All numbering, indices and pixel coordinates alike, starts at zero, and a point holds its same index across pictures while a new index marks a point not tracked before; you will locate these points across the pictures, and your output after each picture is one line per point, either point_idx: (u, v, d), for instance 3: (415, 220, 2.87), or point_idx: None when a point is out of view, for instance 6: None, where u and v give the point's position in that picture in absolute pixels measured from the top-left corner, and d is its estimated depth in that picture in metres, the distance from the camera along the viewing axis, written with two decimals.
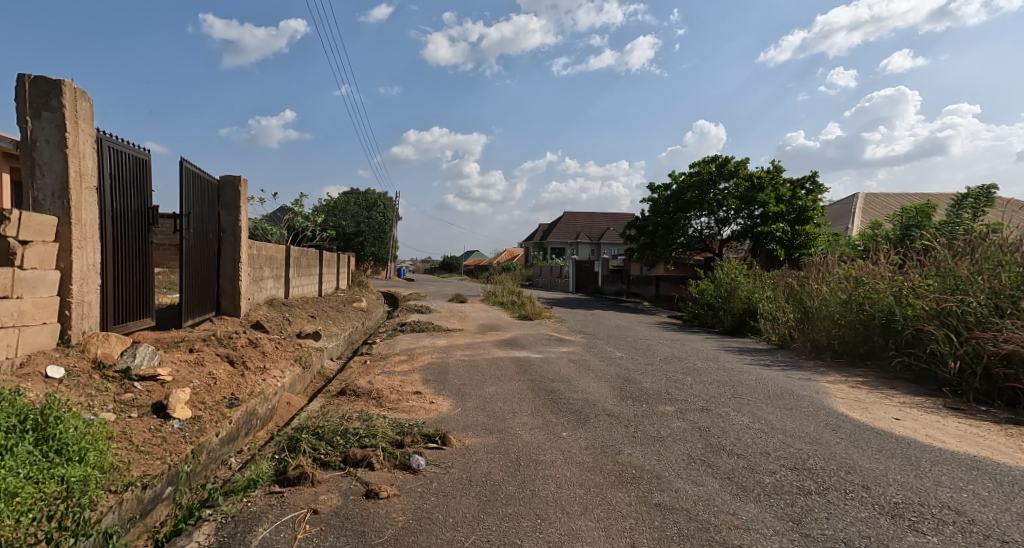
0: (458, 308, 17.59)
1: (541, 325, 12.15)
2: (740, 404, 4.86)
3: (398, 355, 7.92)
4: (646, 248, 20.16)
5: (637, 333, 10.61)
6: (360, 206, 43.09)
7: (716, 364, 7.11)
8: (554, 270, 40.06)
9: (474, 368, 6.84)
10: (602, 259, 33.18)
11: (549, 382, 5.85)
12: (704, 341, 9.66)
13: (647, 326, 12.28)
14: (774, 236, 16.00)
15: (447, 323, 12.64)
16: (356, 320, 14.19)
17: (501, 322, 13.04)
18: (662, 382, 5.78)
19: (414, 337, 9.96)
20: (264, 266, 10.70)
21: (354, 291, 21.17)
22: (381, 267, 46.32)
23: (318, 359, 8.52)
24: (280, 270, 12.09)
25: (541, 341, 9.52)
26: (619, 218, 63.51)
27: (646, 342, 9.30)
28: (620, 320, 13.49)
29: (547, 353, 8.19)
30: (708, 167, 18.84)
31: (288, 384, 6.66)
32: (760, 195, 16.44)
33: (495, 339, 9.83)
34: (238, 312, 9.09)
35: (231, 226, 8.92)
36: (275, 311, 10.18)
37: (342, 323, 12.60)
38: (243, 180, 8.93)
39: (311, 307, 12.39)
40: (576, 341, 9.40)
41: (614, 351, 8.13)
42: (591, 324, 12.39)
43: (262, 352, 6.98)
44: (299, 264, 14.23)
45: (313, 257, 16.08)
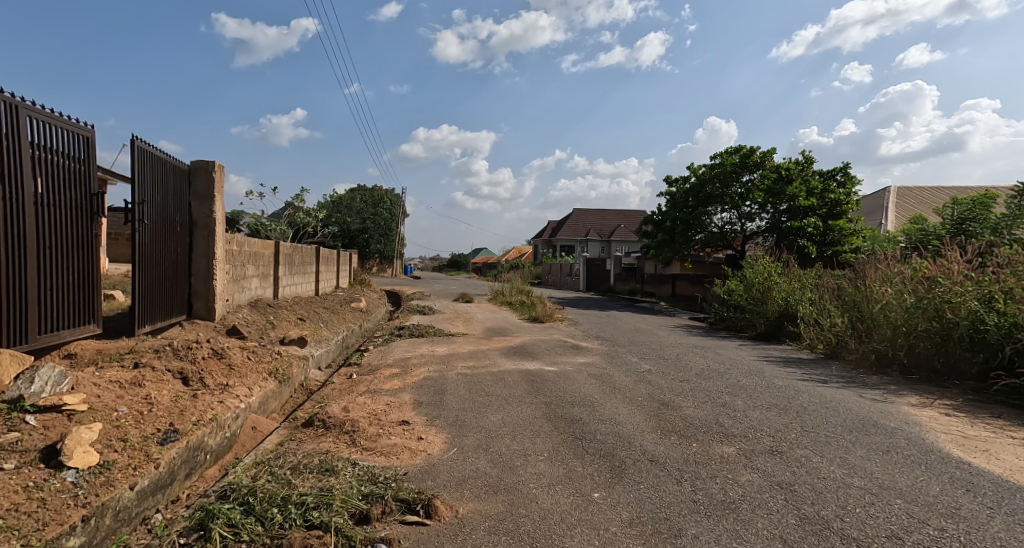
0: (465, 309, 16.55)
1: (554, 329, 11.06)
2: (817, 441, 3.77)
3: (390, 367, 6.86)
4: (663, 246, 19.01)
5: (661, 340, 9.50)
6: (365, 202, 42.11)
7: (763, 381, 6.00)
8: (564, 269, 38.92)
9: (477, 384, 5.78)
10: (614, 257, 31.99)
11: (568, 407, 4.77)
12: (738, 350, 8.54)
13: (671, 331, 11.15)
14: (805, 231, 14.64)
15: (451, 326, 11.57)
16: (353, 321, 13.17)
17: (509, 325, 11.97)
18: (707, 408, 4.70)
19: (412, 343, 8.91)
20: (247, 264, 9.71)
21: (355, 289, 20.20)
22: (388, 265, 45.36)
23: (301, 371, 7.50)
24: (268, 269, 11.10)
25: (555, 349, 8.43)
26: (630, 215, 62.24)
27: (674, 350, 8.20)
28: (639, 324, 12.38)
29: (562, 364, 7.11)
30: (731, 159, 17.64)
31: (257, 404, 5.64)
32: (789, 187, 15.14)
33: (502, 346, 8.75)
34: (212, 315, 8.11)
35: (204, 217, 7.95)
36: (258, 314, 9.18)
37: (336, 325, 11.58)
38: (217, 164, 7.97)
39: (302, 308, 11.39)
40: (594, 349, 8.31)
41: (639, 362, 7.05)
42: (609, 329, 11.28)
43: (229, 365, 5.95)
44: (292, 262, 13.24)
45: (309, 254, 15.09)
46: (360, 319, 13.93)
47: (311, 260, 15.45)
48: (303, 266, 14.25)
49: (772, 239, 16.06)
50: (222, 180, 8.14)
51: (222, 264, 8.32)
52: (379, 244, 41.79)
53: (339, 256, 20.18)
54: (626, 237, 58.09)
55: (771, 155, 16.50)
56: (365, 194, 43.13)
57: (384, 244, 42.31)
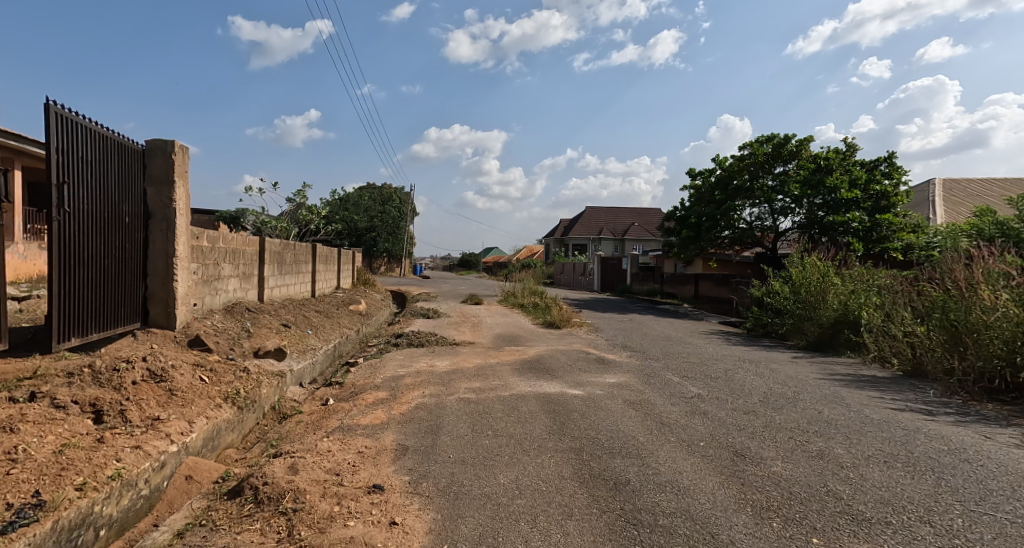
0: (473, 312, 15.31)
1: (573, 337, 9.77)
2: (1003, 537, 2.44)
3: (377, 388, 5.60)
4: (686, 245, 17.63)
5: (698, 352, 8.20)
6: (372, 201, 41.03)
7: (849, 410, 4.68)
8: (577, 268, 37.60)
9: (481, 416, 4.51)
10: (631, 256, 30.62)
11: (604, 456, 3.49)
12: (793, 364, 7.20)
13: (706, 339, 9.81)
14: (850, 227, 13.14)
15: (457, 333, 10.33)
16: (350, 326, 11.99)
17: (521, 331, 10.69)
18: (797, 460, 3.38)
19: (409, 355, 7.66)
20: (223, 261, 8.52)
21: (358, 290, 19.06)
22: (396, 266, 44.21)
23: (273, 390, 6.29)
24: (250, 268, 9.90)
25: (575, 363, 7.15)
26: (644, 213, 60.71)
27: (718, 366, 6.90)
28: (667, 330, 11.06)
29: (587, 384, 5.81)
30: (763, 150, 16.13)
31: (201, 442, 4.43)
32: (829, 177, 13.64)
33: (514, 359, 7.48)
34: (172, 323, 6.92)
35: (162, 207, 6.76)
36: (232, 322, 8.00)
37: (327, 332, 10.37)
38: (177, 143, 6.78)
39: (289, 312, 10.19)
40: (623, 364, 7.03)
41: (681, 383, 5.76)
42: (635, 336, 9.95)
43: (171, 389, 4.75)
44: (283, 260, 12.07)
45: (304, 253, 13.92)
46: (359, 324, 12.76)
47: (306, 259, 14.27)
48: (296, 264, 13.06)
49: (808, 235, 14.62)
50: (185, 163, 6.94)
51: (185, 263, 7.12)
52: (387, 243, 40.69)
53: (340, 255, 19.00)
54: (640, 235, 56.60)
55: (808, 144, 14.96)
56: (372, 192, 42.05)
57: (393, 243, 41.18)
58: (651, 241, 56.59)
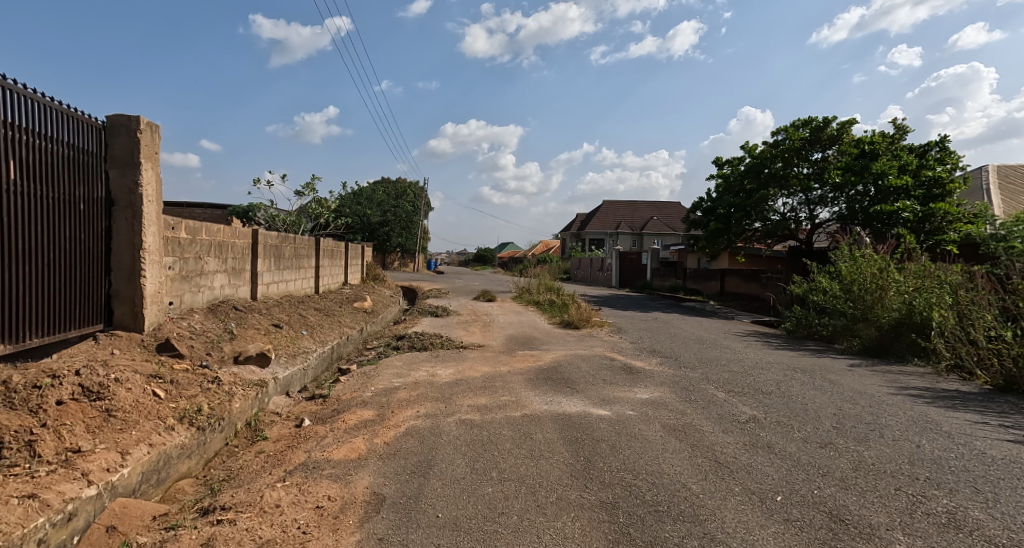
0: (486, 310, 14.41)
1: (595, 340, 8.80)
2: None
3: (364, 406, 4.71)
4: (713, 238, 16.65)
5: (739, 358, 7.20)
6: (386, 195, 40.28)
7: (954, 440, 3.68)
8: (595, 263, 36.60)
9: (484, 449, 3.59)
10: (651, 250, 29.52)
11: (649, 522, 2.55)
12: (853, 374, 6.20)
13: (743, 342, 8.80)
14: (901, 216, 11.99)
15: (466, 334, 9.44)
16: (352, 326, 11.14)
17: (536, 333, 9.78)
18: (922, 533, 2.37)
19: (409, 361, 6.78)
20: (206, 255, 7.68)
21: (366, 286, 18.29)
22: (410, 261, 43.46)
23: (249, 403, 5.43)
24: (240, 263, 9.07)
25: (599, 372, 6.20)
26: (663, 207, 59.39)
27: (766, 378, 5.90)
28: (698, 332, 10.06)
29: (614, 402, 4.87)
30: (798, 138, 15.06)
31: (138, 478, 3.57)
32: (875, 163, 12.60)
33: (528, 367, 6.55)
34: (140, 325, 6.09)
35: (126, 193, 5.92)
36: (213, 323, 7.18)
37: (326, 333, 9.54)
38: (142, 120, 5.93)
39: (284, 311, 9.36)
40: (654, 374, 6.06)
41: (730, 400, 4.79)
42: (664, 339, 8.96)
43: (108, 409, 3.88)
44: (281, 255, 11.25)
45: (306, 247, 13.11)
46: (363, 323, 11.92)
47: (309, 254, 13.47)
48: (296, 259, 12.23)
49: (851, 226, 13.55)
50: (153, 143, 6.09)
51: (155, 256, 6.28)
52: (401, 237, 39.91)
53: (348, 250, 18.18)
54: (659, 230, 55.32)
55: (849, 128, 13.88)
56: (385, 187, 41.29)
57: (406, 238, 40.41)
58: (670, 236, 55.30)
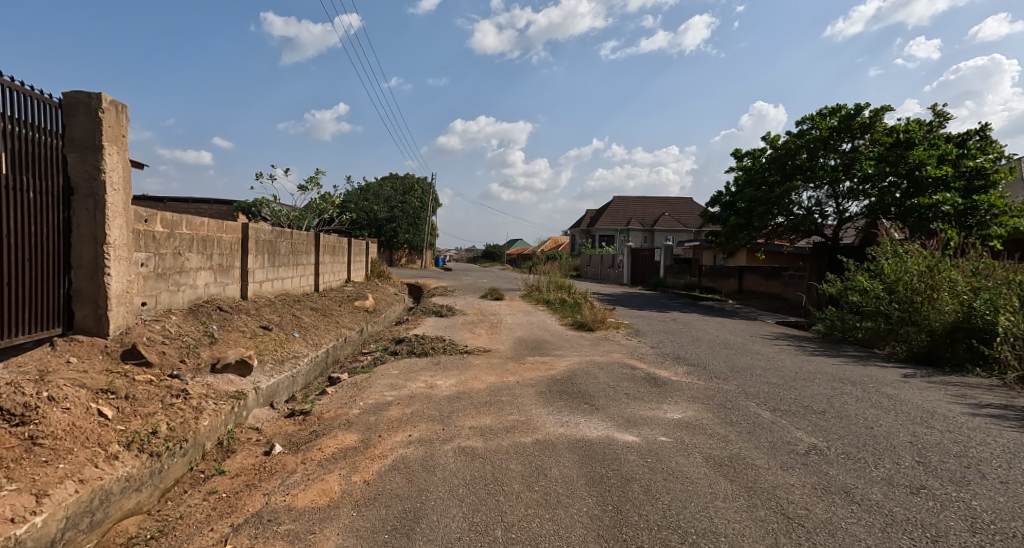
0: (494, 309, 13.70)
1: (613, 344, 8.07)
2: None
3: (348, 427, 4.02)
4: (734, 233, 16.04)
5: (775, 367, 6.44)
6: (393, 191, 39.67)
7: None
8: (605, 260, 35.81)
9: (486, 493, 2.89)
10: (664, 247, 28.74)
11: None
12: (910, 387, 5.45)
13: (775, 347, 8.04)
14: (940, 208, 11.55)
15: (471, 337, 8.75)
16: (351, 328, 10.46)
17: (548, 335, 9.06)
18: None
19: (406, 370, 6.09)
20: (187, 251, 7.02)
21: (370, 285, 17.64)
22: (417, 258, 42.80)
23: (222, 419, 4.75)
24: (229, 260, 8.40)
25: (620, 384, 5.47)
26: (675, 204, 58.42)
27: (813, 392, 5.15)
28: (723, 335, 9.30)
29: (641, 425, 4.15)
30: (825, 128, 14.42)
31: (60, 525, 2.91)
32: (911, 152, 12.09)
33: (538, 377, 5.85)
34: (105, 329, 5.38)
35: (88, 180, 5.25)
36: (193, 325, 6.49)
37: (321, 335, 8.86)
38: (105, 98, 5.27)
39: (276, 312, 8.68)
40: (683, 387, 5.32)
41: (780, 423, 4.06)
42: (688, 344, 8.20)
43: (31, 437, 3.24)
44: (277, 251, 10.59)
45: (305, 243, 12.45)
46: (363, 324, 11.24)
47: (308, 250, 12.80)
48: (293, 256, 11.57)
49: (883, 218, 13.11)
50: (118, 124, 5.43)
51: (124, 251, 5.60)
52: (409, 233, 39.24)
53: (351, 247, 17.52)
54: (670, 226, 54.41)
55: (882, 115, 13.33)
56: (392, 182, 40.65)
57: (414, 234, 39.76)
58: (682, 232, 54.39)
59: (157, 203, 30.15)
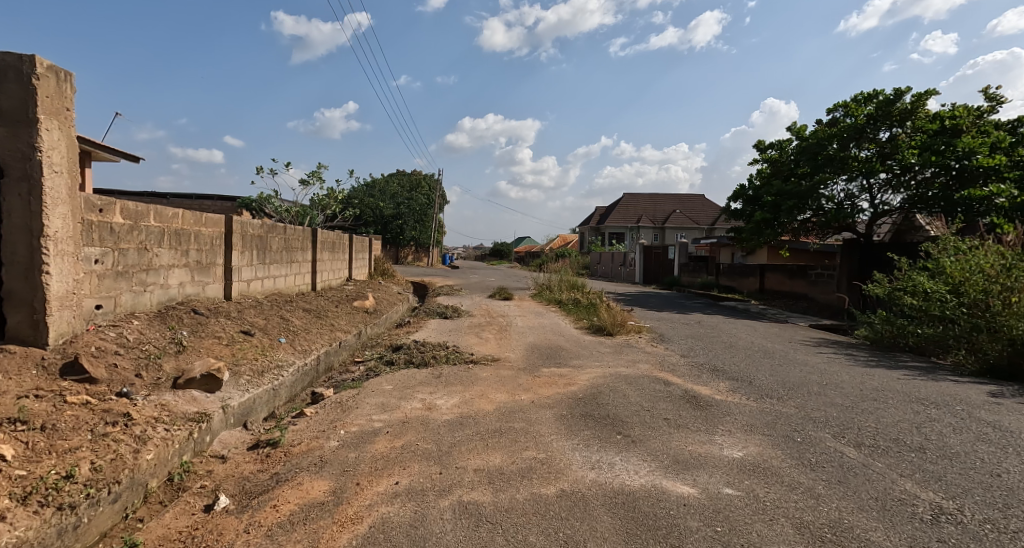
0: (502, 310, 12.82)
1: (639, 353, 7.16)
2: None
3: (320, 472, 3.13)
4: (759, 229, 15.26)
5: (834, 384, 5.51)
6: (399, 187, 38.89)
7: None
8: (616, 258, 34.89)
9: None
10: (678, 245, 27.77)
11: None
12: (1003, 409, 4.56)
13: (822, 357, 7.11)
14: (994, 202, 11.37)
15: (477, 343, 7.87)
16: (347, 331, 9.61)
17: (563, 342, 8.18)
18: None
19: (401, 385, 5.21)
20: (156, 246, 6.16)
21: (372, 283, 16.81)
22: (423, 255, 41.94)
23: (175, 449, 3.87)
24: (210, 257, 7.55)
25: (656, 406, 4.57)
26: (685, 201, 57.35)
27: (895, 419, 4.26)
28: (758, 342, 8.37)
29: (695, 468, 3.25)
30: (860, 116, 13.70)
31: None
32: (962, 142, 11.78)
33: (556, 396, 4.95)
34: (44, 338, 4.46)
35: (20, 158, 4.37)
36: (159, 330, 5.62)
37: (311, 341, 8.00)
38: (40, 62, 4.41)
39: (262, 314, 7.82)
40: (733, 411, 4.42)
41: (881, 470, 3.16)
42: (723, 352, 7.27)
43: None
44: (268, 247, 9.75)
45: (300, 239, 11.61)
46: (361, 327, 10.40)
47: (304, 247, 11.95)
48: (286, 253, 10.72)
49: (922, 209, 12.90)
50: (60, 95, 4.57)
51: (70, 245, 4.71)
52: (415, 230, 38.38)
53: (351, 243, 16.68)
54: (682, 224, 53.34)
55: (926, 101, 12.93)
56: (399, 178, 39.84)
57: (420, 231, 38.92)
58: (693, 230, 53.31)
59: (159, 199, 29.52)
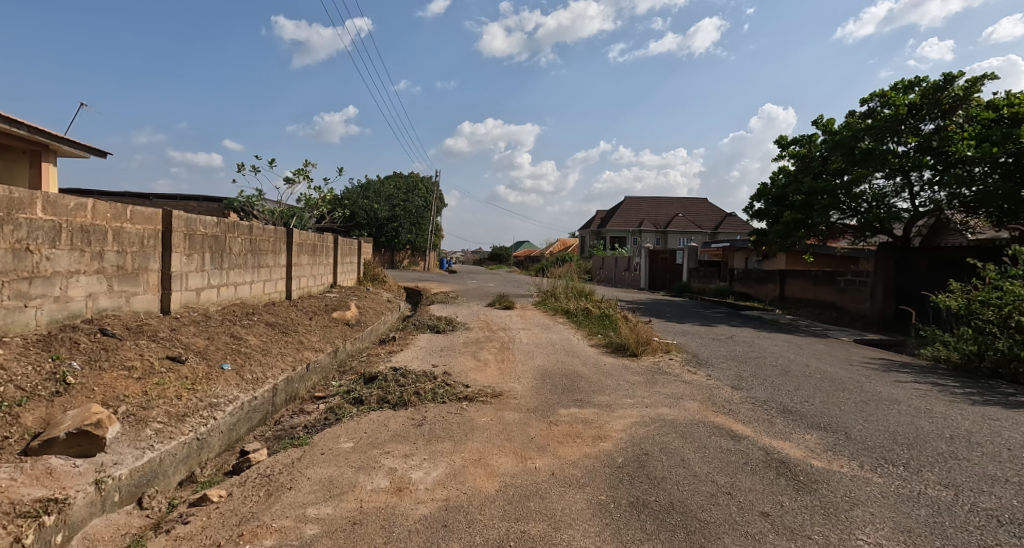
0: (503, 322, 11.34)
1: (676, 383, 5.68)
2: None
3: None
4: (788, 231, 13.75)
5: (965, 436, 3.97)
6: (395, 189, 37.51)
7: None
8: (620, 262, 33.43)
9: None
10: (687, 249, 26.36)
11: None
12: None
13: (910, 388, 5.60)
14: None
15: (474, 369, 6.39)
16: (320, 349, 8.11)
17: (577, 365, 6.70)
18: None
19: (364, 442, 3.71)
20: (47, 247, 4.77)
21: (359, 290, 15.33)
22: (419, 259, 40.43)
23: None
24: (138, 261, 6.12)
25: (739, 483, 3.06)
26: (688, 204, 55.97)
27: None
28: (815, 365, 6.87)
29: None
30: (902, 105, 12.12)
31: None
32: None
33: (585, 461, 3.45)
34: None
35: None
36: (39, 356, 4.21)
37: (269, 365, 6.51)
38: None
39: (208, 332, 6.34)
40: (863, 499, 2.85)
41: None
42: (781, 381, 5.77)
43: None
44: (226, 250, 8.28)
45: (270, 241, 10.14)
46: (338, 343, 8.92)
47: (276, 250, 10.48)
48: (250, 256, 9.23)
49: (975, 208, 11.43)
50: None
51: None
52: (410, 233, 36.89)
53: (337, 246, 15.21)
54: (684, 228, 51.96)
55: (980, 87, 11.40)
56: (395, 180, 38.46)
57: (416, 234, 37.46)
58: (696, 234, 51.94)
59: (144, 201, 28.16)
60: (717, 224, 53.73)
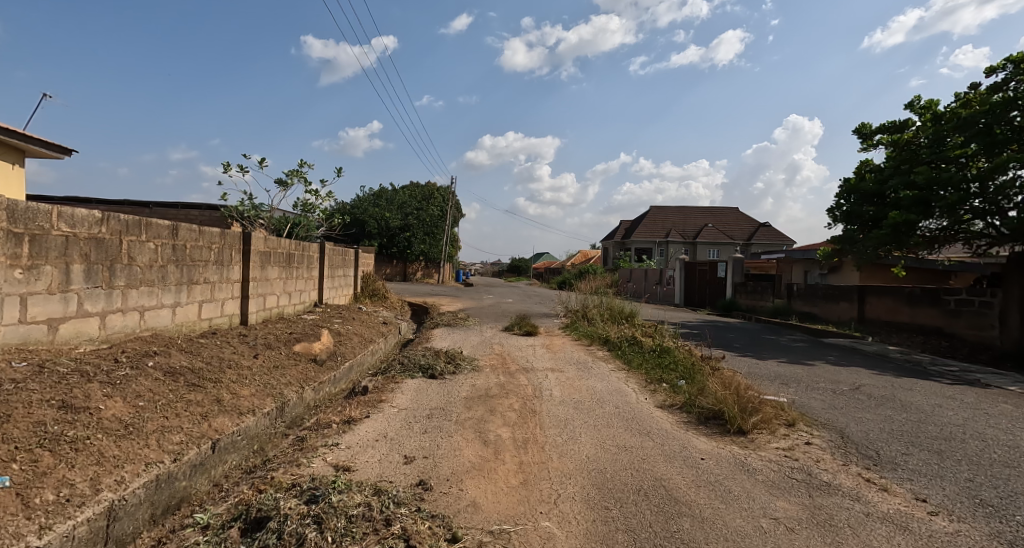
0: (524, 357, 8.62)
1: (878, 538, 2.81)
2: None
3: None
4: (895, 235, 11.59)
5: None
6: (409, 197, 35.13)
7: None
8: (649, 276, 30.49)
9: None
10: (730, 261, 23.37)
11: None
12: None
13: None
14: None
15: (474, 474, 3.65)
16: (253, 409, 5.36)
17: (651, 462, 3.93)
18: None
19: None
20: None
21: (349, 310, 12.70)
22: (433, 271, 37.89)
23: None
24: None
25: None
26: (718, 214, 52.84)
27: None
28: None
29: None
30: None
31: None
32: None
33: None
34: None
35: None
36: None
37: (127, 454, 3.68)
38: None
39: (10, 401, 3.55)
40: None
41: None
42: None
43: None
44: (121, 259, 5.55)
45: (212, 247, 7.42)
46: (290, 395, 6.21)
47: (223, 260, 7.77)
48: (174, 270, 6.51)
49: None
50: None
51: None
52: (424, 244, 34.33)
53: (324, 257, 12.55)
54: (714, 238, 48.79)
55: None
56: (409, 190, 36.14)
57: (430, 245, 34.91)
58: (727, 246, 48.73)
59: (142, 208, 25.72)
60: (749, 235, 50.48)
